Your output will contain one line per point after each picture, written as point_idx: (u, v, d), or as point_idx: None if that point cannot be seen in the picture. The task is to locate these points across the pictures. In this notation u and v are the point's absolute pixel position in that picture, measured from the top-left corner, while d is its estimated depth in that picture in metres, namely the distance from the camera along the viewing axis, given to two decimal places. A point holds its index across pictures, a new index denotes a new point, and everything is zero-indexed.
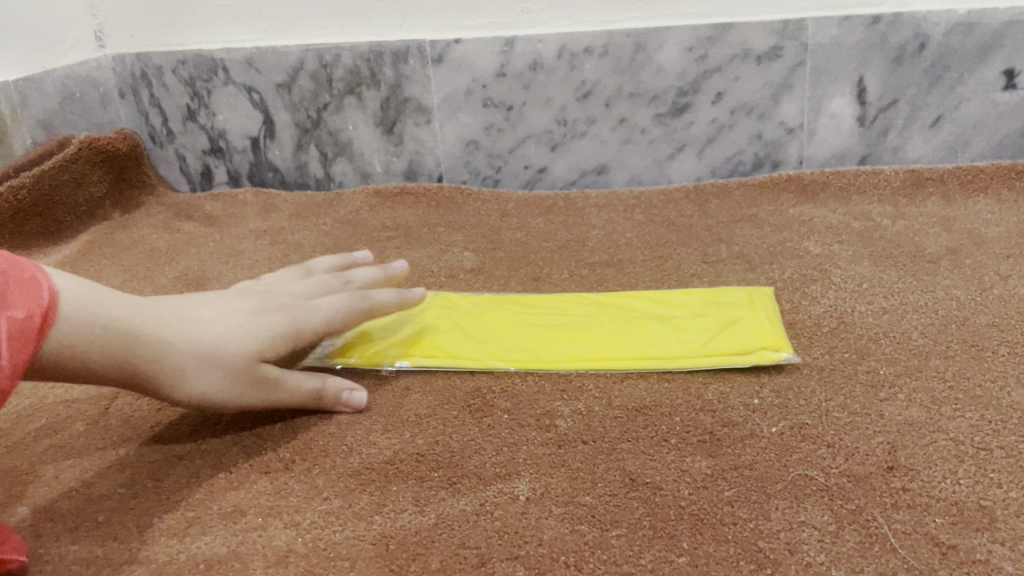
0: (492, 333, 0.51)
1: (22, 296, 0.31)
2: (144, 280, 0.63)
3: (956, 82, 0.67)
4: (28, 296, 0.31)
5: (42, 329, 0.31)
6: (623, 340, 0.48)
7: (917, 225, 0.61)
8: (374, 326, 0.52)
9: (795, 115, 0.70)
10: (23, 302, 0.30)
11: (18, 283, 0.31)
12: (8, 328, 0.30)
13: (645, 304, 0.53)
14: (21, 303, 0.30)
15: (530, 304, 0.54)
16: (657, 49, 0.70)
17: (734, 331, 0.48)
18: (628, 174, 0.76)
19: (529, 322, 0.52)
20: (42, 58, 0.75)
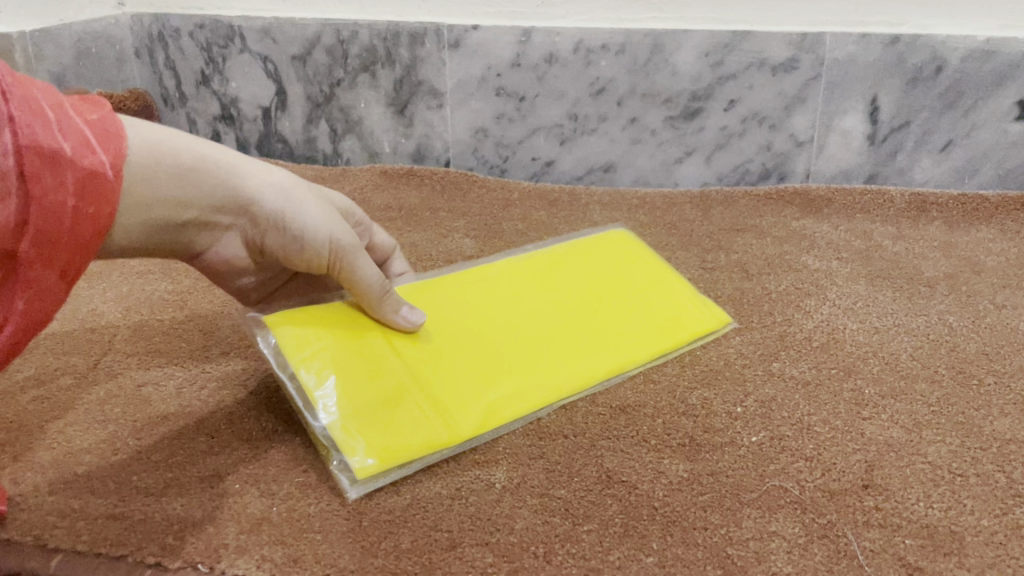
0: (469, 339, 0.46)
1: (85, 110, 0.33)
2: None
3: (970, 108, 0.66)
4: (91, 111, 0.34)
5: (116, 134, 0.33)
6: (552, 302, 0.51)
7: (917, 249, 0.61)
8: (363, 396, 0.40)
9: (806, 129, 0.70)
10: (90, 115, 0.33)
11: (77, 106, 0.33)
12: (91, 131, 0.32)
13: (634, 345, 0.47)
14: (90, 115, 0.33)
15: (554, 386, 0.43)
16: (674, 52, 0.70)
17: (626, 289, 0.53)
18: (635, 174, 0.76)
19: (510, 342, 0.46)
20: (60, 12, 0.75)
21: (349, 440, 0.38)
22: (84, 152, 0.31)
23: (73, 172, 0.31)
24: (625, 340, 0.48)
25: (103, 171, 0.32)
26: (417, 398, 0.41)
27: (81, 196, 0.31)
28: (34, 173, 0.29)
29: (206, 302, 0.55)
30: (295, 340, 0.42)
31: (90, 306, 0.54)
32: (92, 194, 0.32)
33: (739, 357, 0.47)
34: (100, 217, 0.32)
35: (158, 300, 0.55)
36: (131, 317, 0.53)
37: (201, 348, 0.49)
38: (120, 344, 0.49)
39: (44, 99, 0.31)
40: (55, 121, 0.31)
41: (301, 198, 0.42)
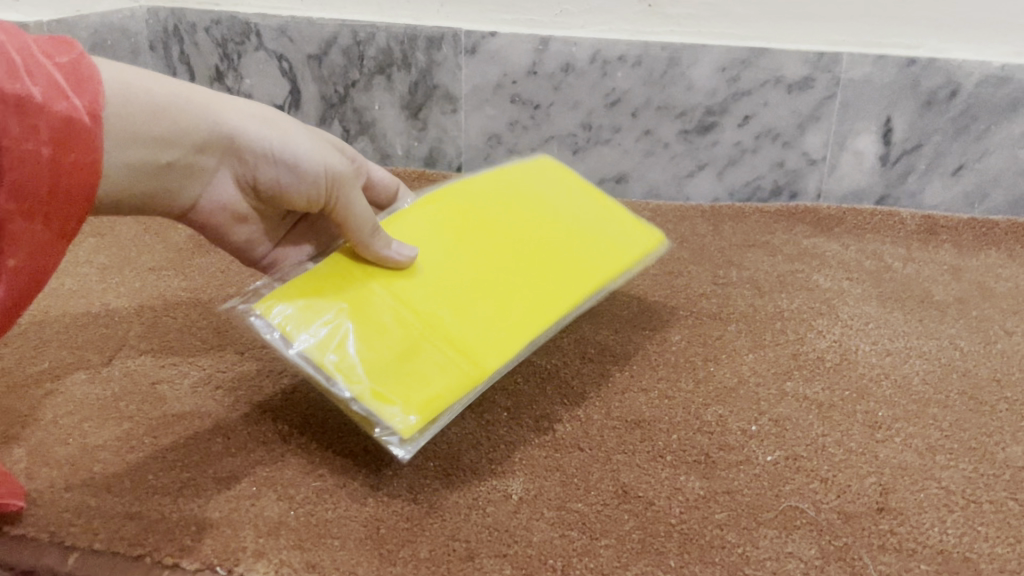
0: (462, 259, 0.44)
1: (66, 47, 0.32)
2: (156, 237, 0.64)
3: (983, 133, 0.66)
4: (71, 48, 0.32)
5: (90, 75, 0.32)
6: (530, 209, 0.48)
7: (927, 271, 0.61)
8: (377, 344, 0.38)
9: (819, 148, 0.70)
10: (64, 52, 0.32)
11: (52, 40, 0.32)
12: (62, 73, 0.31)
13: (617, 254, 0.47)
14: (61, 52, 0.32)
15: (559, 299, 0.43)
16: (691, 66, 0.70)
17: (585, 190, 0.51)
18: (646, 186, 0.76)
19: (504, 257, 0.44)
20: (77, 3, 0.75)
21: (386, 405, 0.36)
22: (54, 100, 0.31)
23: (43, 122, 0.30)
24: (608, 249, 0.47)
25: (78, 118, 0.31)
26: (435, 337, 0.39)
27: (53, 144, 0.31)
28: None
29: (219, 300, 0.55)
30: (292, 314, 0.38)
31: (102, 300, 0.54)
32: (66, 143, 0.31)
33: (752, 375, 0.47)
34: (77, 166, 0.32)
35: (171, 296, 0.55)
36: (144, 313, 0.53)
37: (216, 347, 0.49)
38: (134, 340, 0.49)
39: (10, 44, 0.30)
40: (20, 63, 0.30)
41: (288, 128, 0.41)
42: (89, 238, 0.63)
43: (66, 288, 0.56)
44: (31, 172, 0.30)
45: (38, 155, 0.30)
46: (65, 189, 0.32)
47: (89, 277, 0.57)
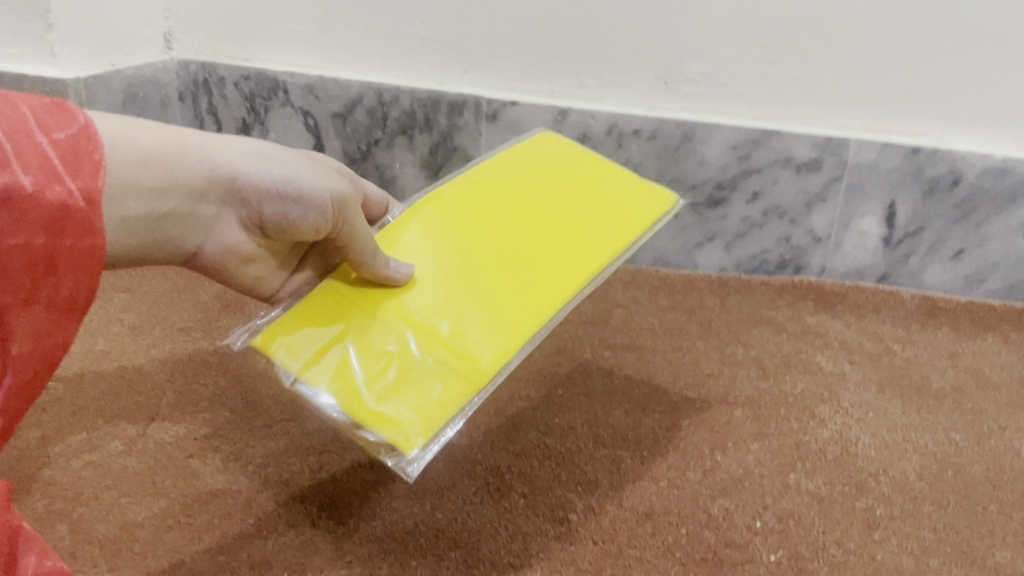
0: (458, 258, 0.44)
1: (61, 119, 0.31)
2: (183, 294, 0.66)
3: (982, 221, 0.69)
4: (66, 119, 0.31)
5: (85, 149, 0.31)
6: (528, 198, 0.49)
7: (926, 356, 0.64)
8: (376, 358, 0.40)
9: (824, 226, 0.73)
10: (60, 126, 0.31)
11: (47, 110, 0.31)
12: (55, 150, 0.30)
13: (612, 239, 0.47)
14: (58, 126, 0.31)
15: (556, 289, 0.43)
16: (704, 142, 0.73)
17: (582, 176, 0.52)
18: (655, 253, 0.78)
19: (501, 249, 0.45)
20: (111, 56, 0.78)
21: (389, 424, 0.37)
22: (48, 184, 0.29)
23: (33, 211, 0.29)
24: (604, 233, 0.48)
25: (71, 202, 0.30)
26: (431, 346, 0.40)
27: (43, 232, 0.29)
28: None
29: (246, 366, 0.57)
30: (294, 346, 0.40)
31: (134, 363, 0.56)
32: (60, 231, 0.30)
33: (757, 466, 0.49)
34: (72, 253, 0.31)
35: (200, 361, 0.57)
36: (174, 378, 0.55)
37: (245, 420, 0.51)
38: (166, 409, 0.51)
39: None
40: (5, 147, 0.28)
41: (288, 162, 0.42)
42: (119, 294, 0.66)
43: (98, 348, 0.58)
44: (17, 267, 0.29)
45: (26, 248, 0.29)
46: (61, 281, 0.30)
47: (120, 336, 0.59)
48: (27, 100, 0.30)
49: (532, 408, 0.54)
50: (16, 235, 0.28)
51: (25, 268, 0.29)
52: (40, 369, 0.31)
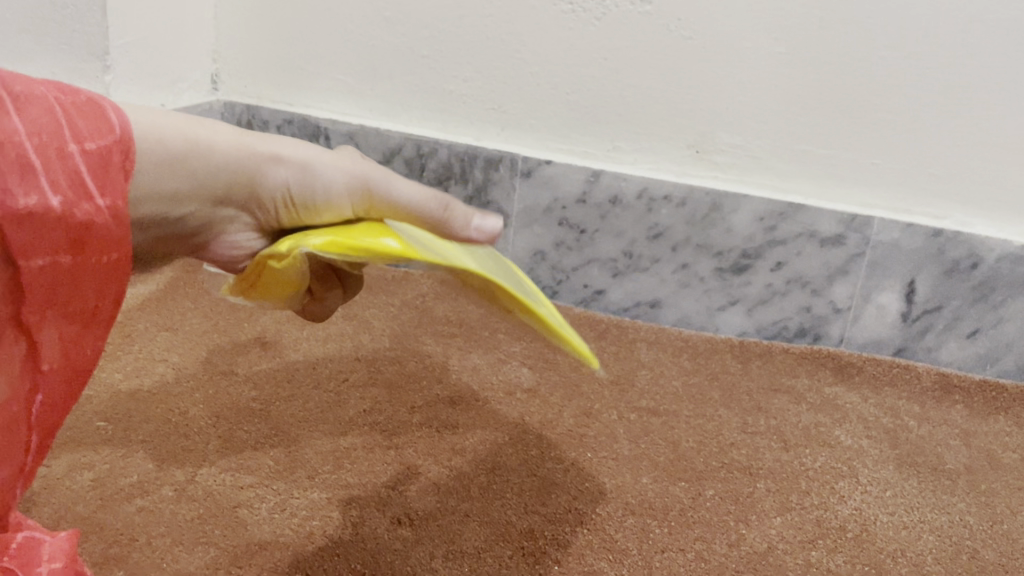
0: None
1: (97, 127, 0.34)
2: (225, 335, 0.68)
3: (999, 303, 0.71)
4: (101, 127, 0.34)
5: (111, 154, 0.34)
6: None
7: (940, 434, 0.66)
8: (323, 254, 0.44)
9: (845, 298, 0.75)
10: (94, 133, 0.34)
11: (81, 112, 0.33)
12: (87, 162, 0.33)
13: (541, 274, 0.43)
14: (89, 133, 0.33)
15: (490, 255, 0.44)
16: (732, 211, 0.75)
17: None
18: (678, 314, 0.81)
19: None
20: (162, 96, 0.81)
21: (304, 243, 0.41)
22: (79, 202, 0.33)
23: (63, 228, 0.32)
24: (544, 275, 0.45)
25: (97, 216, 0.33)
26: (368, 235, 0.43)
27: (69, 247, 0.33)
28: (5, 239, 0.31)
29: (286, 412, 0.59)
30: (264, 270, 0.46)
31: (179, 407, 0.58)
32: (85, 244, 0.33)
33: (780, 541, 0.51)
34: (95, 260, 0.34)
35: (243, 406, 0.59)
36: (219, 424, 0.57)
37: (287, 469, 0.53)
38: (213, 456, 0.53)
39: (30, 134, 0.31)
40: (38, 163, 0.31)
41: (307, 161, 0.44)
42: (162, 334, 0.68)
43: (146, 388, 0.60)
44: (44, 279, 0.32)
45: (53, 259, 0.32)
46: (84, 283, 0.34)
47: (166, 376, 0.62)
48: (63, 105, 0.33)
49: (564, 470, 0.55)
50: (46, 250, 0.32)
51: (52, 276, 0.33)
52: (70, 369, 0.35)
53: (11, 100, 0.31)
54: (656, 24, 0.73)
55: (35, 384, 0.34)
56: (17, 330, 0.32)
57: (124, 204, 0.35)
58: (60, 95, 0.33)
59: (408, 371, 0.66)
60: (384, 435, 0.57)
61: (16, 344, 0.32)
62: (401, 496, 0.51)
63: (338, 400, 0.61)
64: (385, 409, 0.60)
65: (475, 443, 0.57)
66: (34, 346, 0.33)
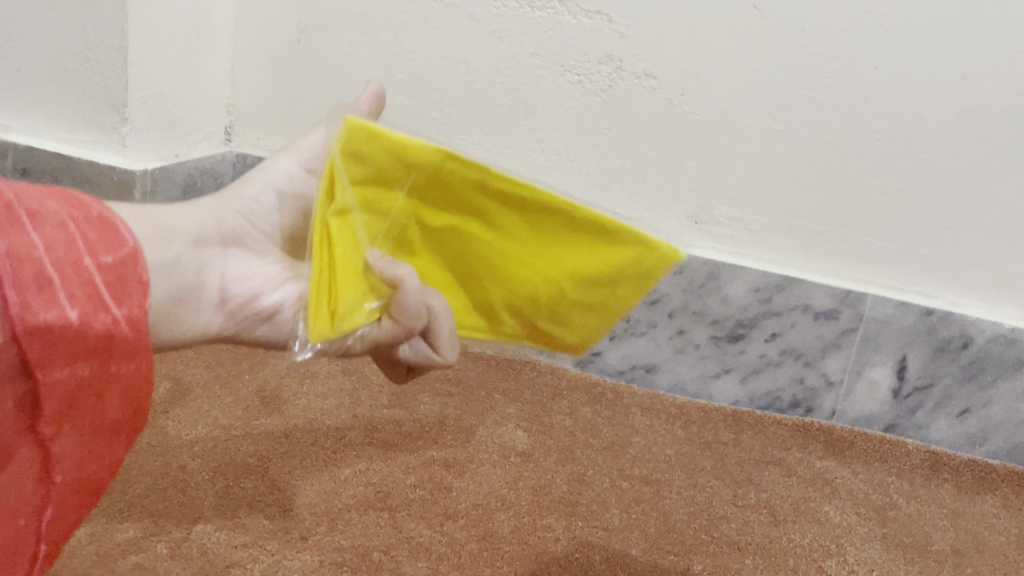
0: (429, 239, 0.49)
1: (107, 239, 0.36)
2: (226, 388, 0.69)
3: (988, 384, 0.72)
4: (112, 241, 0.36)
5: (124, 267, 0.36)
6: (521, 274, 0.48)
7: (929, 513, 0.66)
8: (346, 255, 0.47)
9: (837, 372, 0.76)
10: (108, 249, 0.35)
11: (95, 232, 0.35)
12: (105, 277, 0.35)
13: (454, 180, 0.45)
14: (104, 250, 0.35)
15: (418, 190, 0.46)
16: (728, 282, 0.77)
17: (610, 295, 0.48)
18: (673, 380, 0.81)
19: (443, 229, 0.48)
20: (176, 147, 0.83)
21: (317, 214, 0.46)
22: (98, 314, 0.34)
23: (84, 342, 0.33)
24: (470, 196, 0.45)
25: (114, 325, 0.35)
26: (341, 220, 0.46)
27: (87, 359, 0.34)
28: (27, 357, 0.32)
29: (284, 470, 0.60)
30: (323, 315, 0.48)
31: (178, 461, 0.59)
32: (103, 355, 0.35)
33: None
34: (113, 369, 0.36)
35: (240, 462, 0.60)
36: (217, 480, 0.57)
37: (282, 529, 0.53)
38: (209, 513, 0.54)
39: (49, 256, 0.32)
40: (58, 277, 0.32)
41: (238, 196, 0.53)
42: (165, 384, 0.69)
43: (145, 440, 0.61)
44: (63, 392, 0.34)
45: (72, 371, 0.34)
46: (103, 393, 0.36)
47: (166, 429, 0.62)
48: (75, 221, 0.34)
49: (556, 541, 0.56)
50: (65, 362, 0.33)
51: (70, 390, 0.34)
52: (78, 478, 0.37)
53: (27, 216, 0.32)
54: (660, 98, 0.75)
55: (46, 496, 0.35)
56: (32, 443, 0.34)
57: (141, 312, 0.36)
58: (73, 210, 0.35)
59: (404, 431, 0.67)
60: (377, 496, 0.58)
61: (31, 453, 0.34)
62: (393, 561, 0.51)
63: (334, 459, 0.62)
64: (381, 470, 0.61)
65: (468, 507, 0.58)
66: (45, 450, 0.34)
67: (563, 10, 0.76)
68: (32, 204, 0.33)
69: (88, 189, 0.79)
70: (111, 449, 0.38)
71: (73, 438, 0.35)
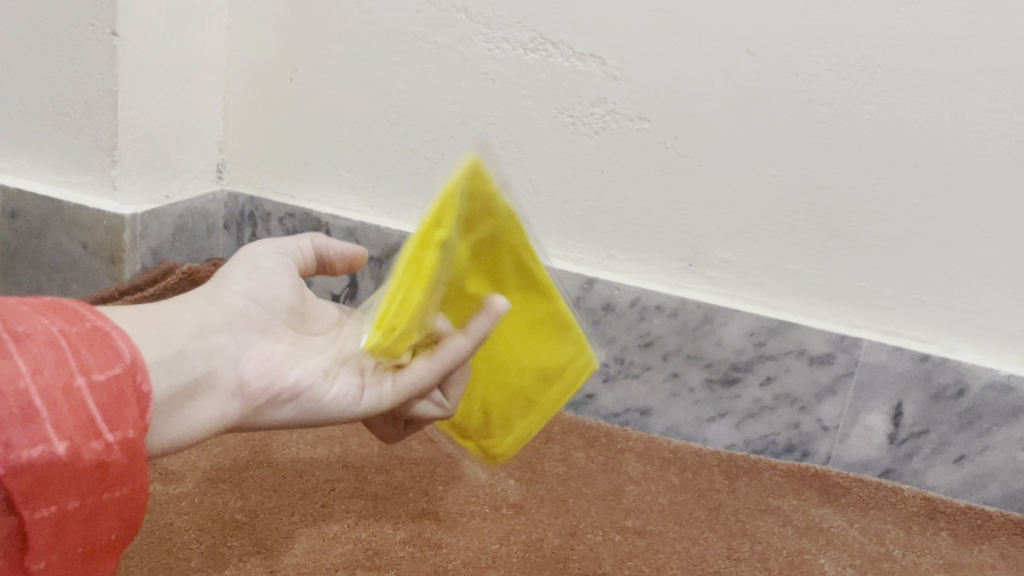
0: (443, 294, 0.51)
1: (102, 356, 0.38)
2: (215, 437, 0.69)
3: (985, 431, 0.72)
4: (108, 358, 0.38)
5: (118, 385, 0.38)
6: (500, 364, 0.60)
7: (924, 565, 0.65)
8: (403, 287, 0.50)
9: (833, 416, 0.76)
10: (101, 368, 0.37)
11: (89, 352, 0.37)
12: (97, 400, 0.36)
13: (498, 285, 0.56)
14: (98, 369, 0.37)
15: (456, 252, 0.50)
16: (723, 325, 0.76)
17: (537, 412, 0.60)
18: (668, 423, 0.81)
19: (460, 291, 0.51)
20: (167, 188, 0.83)
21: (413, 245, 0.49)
22: (88, 442, 0.35)
23: (71, 473, 0.34)
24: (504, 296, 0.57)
25: (105, 450, 0.36)
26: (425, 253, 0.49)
27: (78, 489, 0.35)
28: (15, 493, 0.33)
29: (272, 526, 0.59)
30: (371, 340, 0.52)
31: (165, 518, 0.58)
32: (95, 482, 0.36)
33: None
34: (106, 495, 0.36)
35: (227, 518, 0.59)
36: (203, 538, 0.57)
37: None
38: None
39: (38, 385, 0.34)
40: (45, 407, 0.34)
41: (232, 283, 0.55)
42: None
43: None
44: (54, 521, 0.34)
45: (63, 503, 0.34)
46: (97, 519, 0.36)
47: (152, 482, 0.62)
48: (67, 339, 0.37)
49: None
50: (56, 493, 0.34)
51: (61, 521, 0.35)
52: None
53: (15, 342, 0.35)
54: (653, 141, 0.75)
55: None
56: None
57: (135, 432, 0.38)
58: (66, 326, 0.37)
59: (395, 481, 0.66)
60: (366, 554, 0.57)
61: None
62: None
63: (323, 514, 0.61)
64: (371, 525, 0.60)
65: (458, 565, 0.57)
66: None
67: (556, 53, 0.75)
68: (27, 328, 0.36)
69: (77, 231, 0.79)
70: (105, 569, 0.38)
71: (65, 568, 0.36)
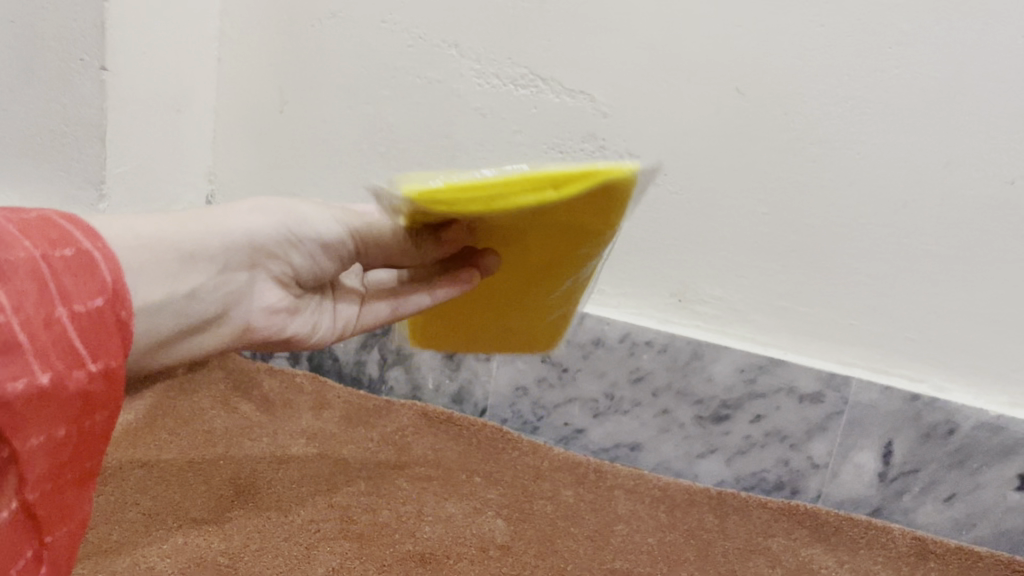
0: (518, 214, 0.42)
1: (88, 284, 0.35)
2: (200, 476, 0.68)
3: (975, 470, 0.71)
4: (90, 283, 0.35)
5: (100, 313, 0.35)
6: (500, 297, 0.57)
7: None
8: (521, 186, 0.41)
9: (823, 455, 0.75)
10: (86, 294, 0.35)
11: (75, 275, 0.35)
12: (81, 326, 0.34)
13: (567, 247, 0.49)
14: (84, 297, 0.35)
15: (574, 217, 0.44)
16: (712, 362, 0.76)
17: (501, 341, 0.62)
18: (658, 458, 0.80)
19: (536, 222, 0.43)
20: None
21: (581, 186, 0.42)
22: (73, 372, 0.34)
23: (55, 407, 0.33)
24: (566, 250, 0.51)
25: (88, 380, 0.35)
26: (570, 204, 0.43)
27: (63, 420, 0.34)
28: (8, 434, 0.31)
29: (255, 569, 0.58)
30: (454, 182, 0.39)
31: (146, 561, 0.57)
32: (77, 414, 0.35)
33: None
34: (87, 422, 0.35)
35: (211, 561, 0.58)
36: None
37: None
38: None
39: (30, 316, 0.32)
40: (28, 342, 0.31)
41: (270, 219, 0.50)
42: (137, 472, 0.68)
43: (112, 537, 0.59)
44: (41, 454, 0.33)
45: (49, 434, 0.33)
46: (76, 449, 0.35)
47: (135, 524, 0.61)
48: (50, 263, 0.34)
49: None
50: (41, 427, 0.33)
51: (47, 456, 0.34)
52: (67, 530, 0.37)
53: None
54: None
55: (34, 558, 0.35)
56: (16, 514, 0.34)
57: (115, 359, 0.36)
58: (49, 249, 0.34)
59: (381, 522, 0.65)
60: None
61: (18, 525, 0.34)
62: None
63: (307, 556, 0.60)
64: (356, 568, 0.59)
65: None
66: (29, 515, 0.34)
67: (547, 89, 0.76)
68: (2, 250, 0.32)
69: None
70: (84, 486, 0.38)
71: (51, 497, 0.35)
